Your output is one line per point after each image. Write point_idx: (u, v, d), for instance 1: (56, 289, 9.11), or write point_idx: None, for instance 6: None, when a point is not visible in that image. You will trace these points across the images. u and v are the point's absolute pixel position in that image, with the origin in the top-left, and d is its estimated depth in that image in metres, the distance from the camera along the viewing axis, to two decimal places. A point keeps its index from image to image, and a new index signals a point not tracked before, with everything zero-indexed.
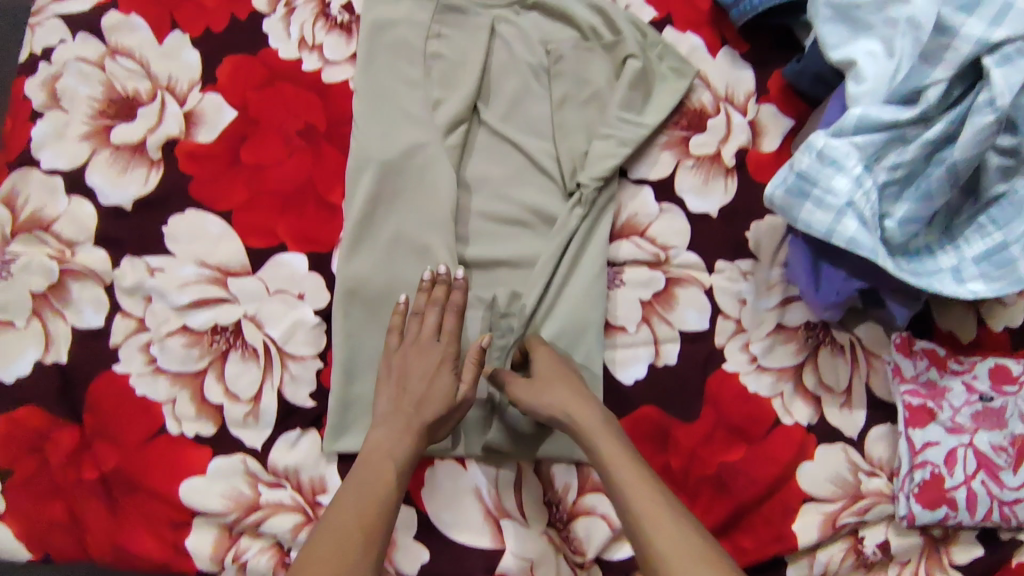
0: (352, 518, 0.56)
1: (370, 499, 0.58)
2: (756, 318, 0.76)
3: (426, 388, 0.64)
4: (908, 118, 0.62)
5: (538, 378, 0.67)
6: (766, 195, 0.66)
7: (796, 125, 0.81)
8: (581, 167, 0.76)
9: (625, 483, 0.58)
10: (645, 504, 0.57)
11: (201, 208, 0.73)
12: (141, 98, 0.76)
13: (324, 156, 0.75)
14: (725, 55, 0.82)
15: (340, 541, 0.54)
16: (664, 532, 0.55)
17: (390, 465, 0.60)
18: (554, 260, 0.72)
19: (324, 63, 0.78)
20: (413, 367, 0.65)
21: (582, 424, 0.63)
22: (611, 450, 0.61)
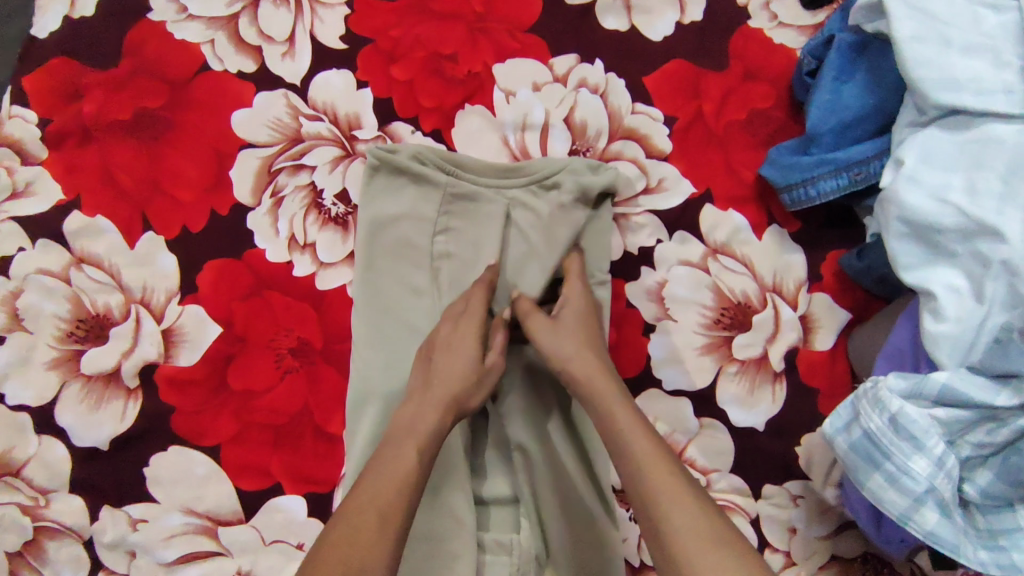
0: (393, 482, 0.50)
1: (399, 457, 0.52)
2: (807, 549, 0.68)
3: (458, 355, 0.60)
4: (1002, 403, 0.54)
5: (561, 325, 0.61)
6: (828, 442, 0.60)
7: (853, 318, 0.71)
8: None
9: (640, 455, 0.50)
10: (655, 475, 0.49)
11: (186, 445, 0.66)
12: (113, 316, 0.67)
13: (321, 378, 0.67)
14: (772, 235, 0.72)
15: (367, 505, 0.48)
16: (678, 507, 0.47)
17: (409, 442, 0.53)
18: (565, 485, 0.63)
19: (318, 267, 0.68)
20: (444, 331, 0.62)
21: (600, 396, 0.55)
22: (623, 419, 0.53)
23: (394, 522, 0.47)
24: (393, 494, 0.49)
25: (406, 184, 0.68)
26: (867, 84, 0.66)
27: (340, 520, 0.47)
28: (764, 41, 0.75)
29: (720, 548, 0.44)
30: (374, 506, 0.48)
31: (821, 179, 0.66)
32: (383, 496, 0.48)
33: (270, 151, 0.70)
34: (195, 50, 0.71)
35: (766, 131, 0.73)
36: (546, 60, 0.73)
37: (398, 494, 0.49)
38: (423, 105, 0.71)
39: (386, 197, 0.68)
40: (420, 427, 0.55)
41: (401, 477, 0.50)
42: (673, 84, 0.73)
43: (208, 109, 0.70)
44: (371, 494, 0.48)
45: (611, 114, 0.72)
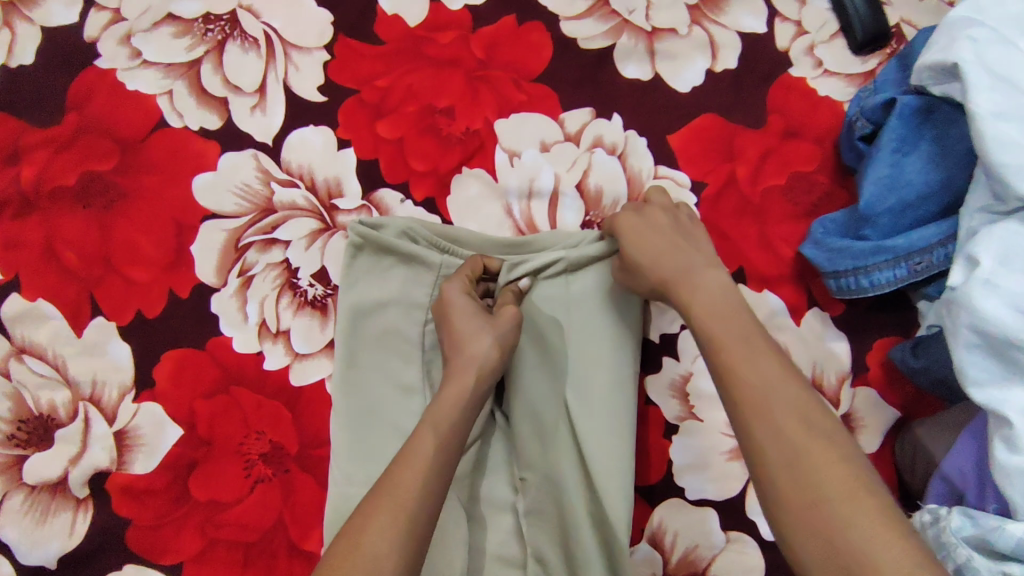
0: (417, 474, 0.45)
1: (415, 448, 0.47)
2: None
3: (484, 326, 0.54)
4: None
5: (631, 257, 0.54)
6: None
7: (902, 416, 0.63)
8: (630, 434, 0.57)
9: (727, 345, 0.44)
10: (741, 367, 0.43)
11: (143, 564, 0.57)
12: (59, 417, 0.59)
13: (296, 488, 0.58)
14: (812, 320, 0.63)
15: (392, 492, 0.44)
16: (778, 432, 0.40)
17: (428, 426, 0.48)
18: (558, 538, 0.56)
19: (293, 358, 0.60)
20: (451, 299, 0.55)
21: (700, 305, 0.48)
22: (709, 311, 0.47)
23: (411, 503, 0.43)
24: (415, 493, 0.44)
25: (394, 264, 0.59)
26: (931, 156, 0.57)
27: (361, 510, 0.43)
28: (807, 93, 0.66)
29: (821, 469, 0.38)
30: (393, 498, 0.43)
31: (875, 269, 0.57)
32: (402, 490, 0.44)
33: (238, 222, 0.61)
34: (151, 104, 0.62)
35: (807, 199, 0.64)
36: (556, 114, 0.64)
37: (420, 492, 0.44)
38: (414, 169, 0.62)
39: (371, 279, 0.59)
40: (443, 417, 0.49)
41: (424, 472, 0.45)
42: (700, 144, 0.64)
43: (167, 173, 0.61)
44: (390, 485, 0.44)
45: (630, 179, 0.64)
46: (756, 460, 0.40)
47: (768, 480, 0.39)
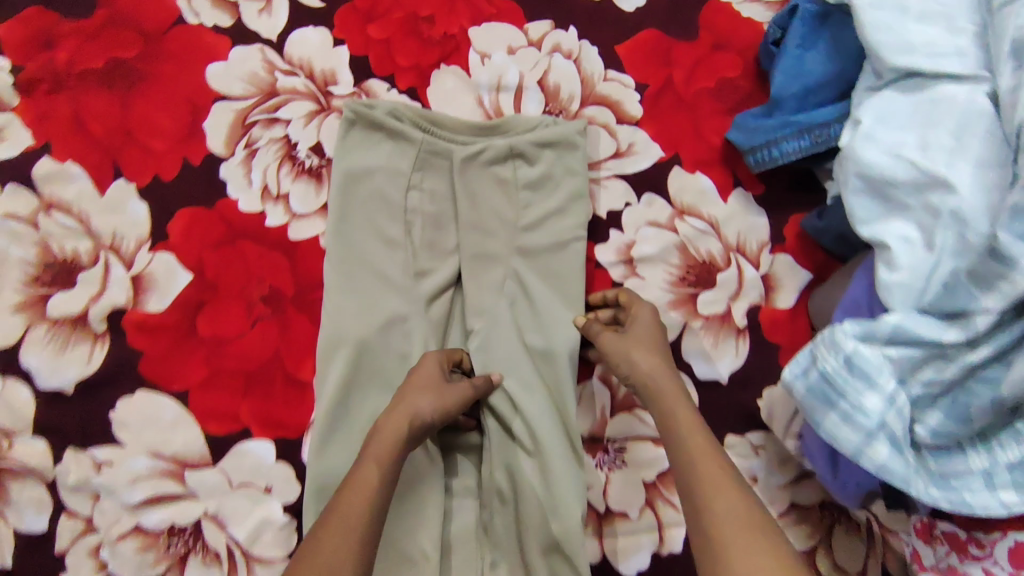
0: (365, 497, 0.51)
1: (359, 476, 0.53)
2: (767, 497, 0.71)
3: (431, 393, 0.60)
4: (951, 340, 0.55)
5: (629, 336, 0.63)
6: (786, 384, 0.63)
7: (814, 278, 0.73)
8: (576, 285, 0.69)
9: (700, 468, 0.51)
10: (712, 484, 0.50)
11: (154, 389, 0.66)
12: (82, 262, 0.67)
13: (292, 327, 0.67)
14: (737, 198, 0.74)
15: (352, 509, 0.50)
16: (728, 505, 0.49)
17: (372, 456, 0.54)
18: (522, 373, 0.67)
19: (291, 217, 0.69)
20: (424, 366, 0.63)
21: (669, 398, 0.57)
22: (665, 397, 0.58)
23: (357, 544, 0.48)
24: (365, 510, 0.50)
25: (382, 139, 0.69)
26: (828, 51, 0.69)
27: (322, 523, 0.49)
28: (732, 14, 0.78)
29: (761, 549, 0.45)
30: (339, 522, 0.49)
31: (783, 140, 0.69)
32: (348, 513, 0.50)
33: (245, 103, 0.70)
34: (171, 4, 0.72)
35: (732, 99, 0.76)
36: (521, 24, 0.75)
37: (366, 504, 0.51)
38: (399, 65, 0.73)
39: (361, 150, 0.69)
40: (383, 451, 0.55)
41: (365, 496, 0.51)
42: (644, 52, 0.76)
43: (183, 60, 0.71)
44: (340, 512, 0.50)
45: (584, 79, 0.75)
46: (709, 517, 0.48)
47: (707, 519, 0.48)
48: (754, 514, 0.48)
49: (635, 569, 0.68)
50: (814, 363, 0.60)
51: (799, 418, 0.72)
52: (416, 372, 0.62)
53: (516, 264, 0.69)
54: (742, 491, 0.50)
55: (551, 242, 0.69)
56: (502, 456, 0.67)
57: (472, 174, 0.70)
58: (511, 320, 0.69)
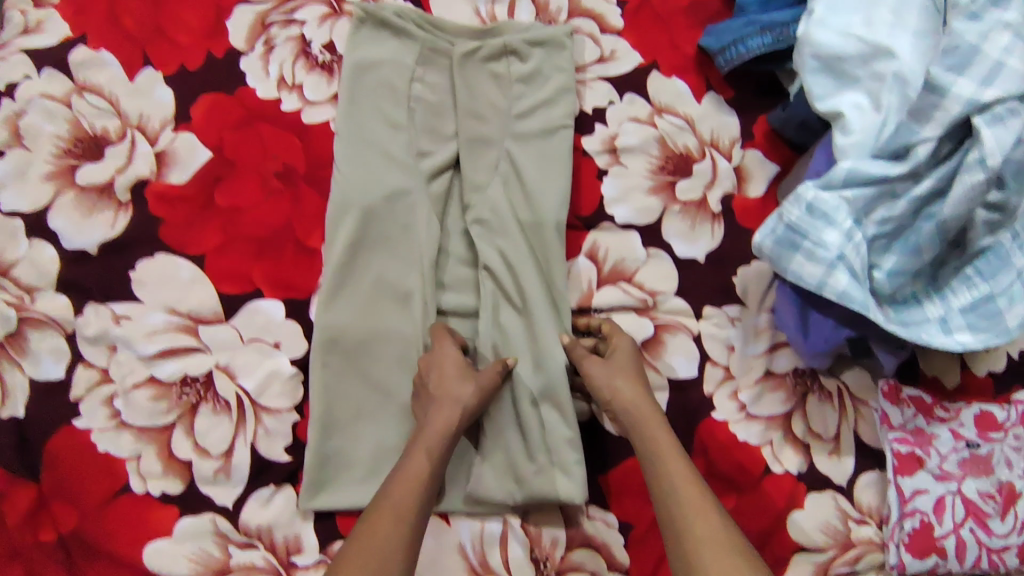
0: (409, 488, 0.57)
1: (411, 465, 0.59)
2: (744, 365, 0.75)
3: (467, 381, 0.64)
4: (899, 173, 0.63)
5: (611, 363, 0.67)
6: (755, 245, 0.67)
7: (781, 171, 0.80)
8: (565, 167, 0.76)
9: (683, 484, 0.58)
10: (699, 500, 0.57)
11: (171, 253, 0.71)
12: (110, 137, 0.73)
13: (302, 199, 0.73)
14: (710, 100, 0.82)
15: (394, 504, 0.56)
16: (712, 522, 0.55)
17: (420, 447, 0.60)
18: (516, 244, 0.73)
19: (304, 103, 0.75)
20: (446, 352, 0.66)
21: (645, 418, 0.63)
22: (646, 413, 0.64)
23: (402, 534, 0.54)
24: (413, 504, 0.56)
25: (388, 37, 0.77)
26: None
27: (369, 519, 0.55)
28: None
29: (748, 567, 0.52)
30: (391, 508, 0.56)
31: (748, 38, 0.77)
32: (400, 497, 0.57)
33: (265, 6, 0.78)
34: None
35: (704, 15, 0.84)
36: None
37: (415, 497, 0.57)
38: None
39: (369, 46, 0.76)
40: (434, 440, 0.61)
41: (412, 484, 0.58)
42: None
43: None
44: (388, 503, 0.56)
45: None
46: (685, 545, 0.55)
47: (687, 541, 0.55)
48: (729, 533, 0.54)
49: None
50: (780, 217, 0.65)
51: (771, 293, 0.77)
52: (439, 362, 0.66)
53: (509, 148, 0.75)
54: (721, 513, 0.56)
55: (542, 129, 0.76)
56: (496, 320, 0.72)
57: (469, 69, 0.76)
58: (505, 196, 0.74)
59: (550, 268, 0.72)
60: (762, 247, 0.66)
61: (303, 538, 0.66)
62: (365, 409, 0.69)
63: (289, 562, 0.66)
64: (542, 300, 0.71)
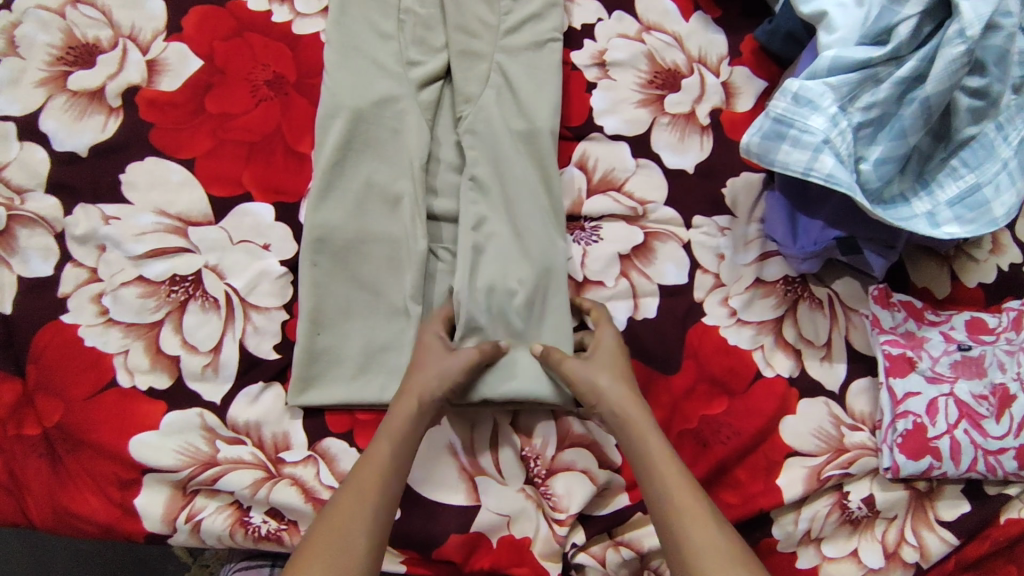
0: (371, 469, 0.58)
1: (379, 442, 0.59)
2: (734, 273, 0.75)
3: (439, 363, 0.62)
4: (880, 56, 0.64)
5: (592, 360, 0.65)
6: (743, 144, 0.67)
7: (768, 87, 0.82)
8: (554, 77, 0.76)
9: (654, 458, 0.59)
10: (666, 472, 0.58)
11: (162, 156, 0.71)
12: (102, 46, 0.73)
13: (293, 106, 0.73)
14: (698, 19, 0.83)
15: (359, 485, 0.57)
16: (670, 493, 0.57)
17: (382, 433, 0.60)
18: (509, 149, 0.73)
19: (295, 16, 0.76)
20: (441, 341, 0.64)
21: (629, 417, 0.61)
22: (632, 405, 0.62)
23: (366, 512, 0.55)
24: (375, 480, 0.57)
25: None
26: None
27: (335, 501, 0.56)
28: None
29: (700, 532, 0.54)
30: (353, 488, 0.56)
31: None
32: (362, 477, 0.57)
33: None
34: None
35: None
36: None
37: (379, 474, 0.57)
38: None
39: None
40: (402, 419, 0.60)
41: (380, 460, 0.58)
42: None
43: None
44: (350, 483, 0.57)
45: None
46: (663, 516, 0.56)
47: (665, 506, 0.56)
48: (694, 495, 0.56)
49: None
50: (766, 112, 0.66)
51: (760, 204, 0.77)
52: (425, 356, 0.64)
53: (500, 59, 0.76)
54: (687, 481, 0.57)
55: (532, 42, 0.77)
56: (483, 224, 0.71)
57: None
58: (497, 104, 0.74)
59: (544, 172, 0.73)
60: (749, 144, 0.66)
61: (291, 435, 0.65)
62: (355, 308, 0.68)
63: (277, 459, 0.64)
64: (531, 198, 0.71)
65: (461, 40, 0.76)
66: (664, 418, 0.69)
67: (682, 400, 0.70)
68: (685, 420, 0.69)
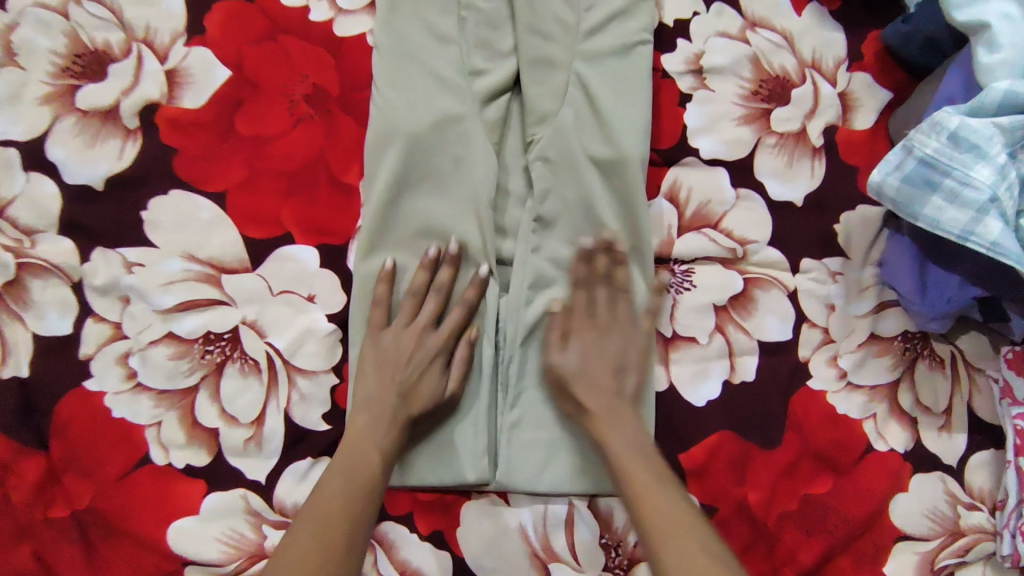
0: (362, 470, 0.53)
1: (364, 438, 0.54)
2: (846, 326, 0.65)
3: (401, 352, 0.57)
4: None
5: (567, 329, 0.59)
6: (875, 186, 0.56)
7: (893, 98, 0.69)
8: (644, 91, 0.64)
9: (620, 450, 0.54)
10: (633, 465, 0.53)
11: (188, 190, 0.61)
12: (114, 54, 0.62)
13: (337, 127, 0.62)
14: (812, 13, 0.69)
15: (336, 483, 0.52)
16: (652, 492, 0.52)
17: (373, 428, 0.55)
18: (593, 188, 0.61)
19: (336, 13, 0.64)
20: (418, 331, 0.58)
21: (594, 413, 0.56)
22: (630, 458, 0.54)
23: (353, 508, 0.51)
24: (368, 477, 0.52)
25: None
26: None
27: (321, 495, 0.51)
28: None
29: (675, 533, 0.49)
30: (345, 482, 0.52)
31: None
32: (342, 477, 0.52)
33: None
34: None
35: None
36: None
37: (370, 474, 0.53)
38: None
39: None
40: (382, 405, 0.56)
41: (364, 459, 0.53)
42: None
43: None
44: (341, 474, 0.52)
45: None
46: (636, 500, 0.52)
47: (636, 503, 0.52)
48: (670, 486, 0.53)
49: (704, 398, 0.62)
50: (911, 151, 0.54)
51: (879, 244, 0.66)
52: (394, 345, 0.57)
53: (581, 70, 0.63)
54: (663, 483, 0.52)
55: (618, 45, 0.64)
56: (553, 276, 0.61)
57: None
58: (577, 125, 0.62)
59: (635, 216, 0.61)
60: (884, 186, 0.55)
61: None
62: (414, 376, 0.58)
63: None
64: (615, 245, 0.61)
65: (534, 45, 0.64)
66: (763, 500, 0.61)
67: (782, 478, 0.62)
68: (784, 500, 0.61)
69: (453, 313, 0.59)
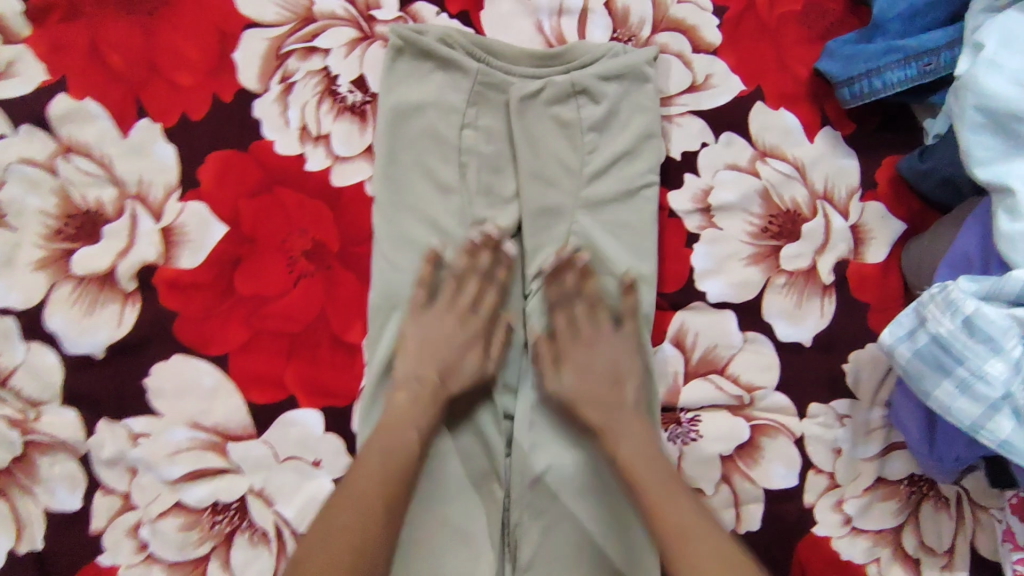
0: (393, 448, 0.53)
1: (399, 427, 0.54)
2: (852, 470, 0.65)
3: (436, 327, 0.58)
4: None
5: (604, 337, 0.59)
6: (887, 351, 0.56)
7: (907, 229, 0.67)
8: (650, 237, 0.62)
9: (646, 469, 0.53)
10: (648, 477, 0.53)
11: (189, 354, 0.60)
12: (107, 213, 0.60)
13: (337, 284, 0.61)
14: (825, 138, 0.67)
15: (371, 464, 0.52)
16: (673, 506, 0.51)
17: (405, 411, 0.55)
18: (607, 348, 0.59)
19: (333, 161, 0.62)
20: (465, 332, 0.59)
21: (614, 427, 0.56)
22: (657, 483, 0.53)
23: (382, 508, 0.51)
24: (398, 460, 0.53)
25: (432, 70, 0.62)
26: None
27: (346, 486, 0.51)
28: None
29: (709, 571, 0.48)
30: (381, 465, 0.52)
31: (887, 69, 0.62)
32: (377, 463, 0.52)
33: (279, 32, 0.63)
34: None
35: (822, 25, 0.68)
36: None
37: (397, 441, 0.54)
38: None
39: (410, 84, 0.62)
40: (418, 377, 0.57)
41: (393, 447, 0.53)
42: None
43: None
44: (375, 466, 0.52)
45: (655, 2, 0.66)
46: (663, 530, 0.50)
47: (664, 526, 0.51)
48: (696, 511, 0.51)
49: None
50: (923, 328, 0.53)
51: (888, 384, 0.65)
52: (431, 324, 0.58)
53: (585, 218, 0.62)
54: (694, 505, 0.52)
55: (623, 191, 0.62)
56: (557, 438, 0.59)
57: (531, 116, 0.62)
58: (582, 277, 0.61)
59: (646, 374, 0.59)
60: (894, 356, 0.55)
61: None
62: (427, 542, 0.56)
63: None
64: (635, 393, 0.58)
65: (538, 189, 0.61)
66: None
67: None
68: None
69: (490, 295, 0.60)
